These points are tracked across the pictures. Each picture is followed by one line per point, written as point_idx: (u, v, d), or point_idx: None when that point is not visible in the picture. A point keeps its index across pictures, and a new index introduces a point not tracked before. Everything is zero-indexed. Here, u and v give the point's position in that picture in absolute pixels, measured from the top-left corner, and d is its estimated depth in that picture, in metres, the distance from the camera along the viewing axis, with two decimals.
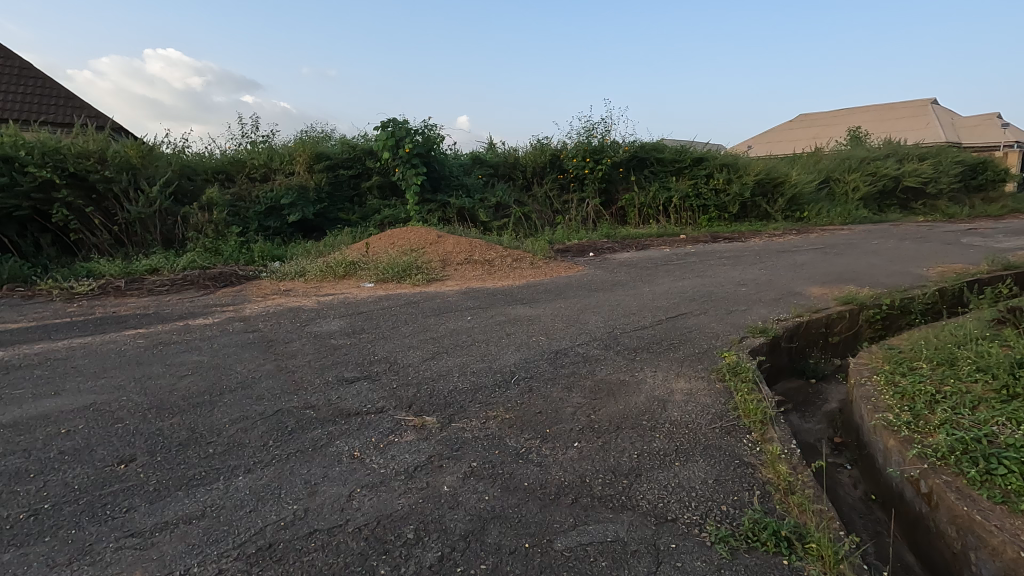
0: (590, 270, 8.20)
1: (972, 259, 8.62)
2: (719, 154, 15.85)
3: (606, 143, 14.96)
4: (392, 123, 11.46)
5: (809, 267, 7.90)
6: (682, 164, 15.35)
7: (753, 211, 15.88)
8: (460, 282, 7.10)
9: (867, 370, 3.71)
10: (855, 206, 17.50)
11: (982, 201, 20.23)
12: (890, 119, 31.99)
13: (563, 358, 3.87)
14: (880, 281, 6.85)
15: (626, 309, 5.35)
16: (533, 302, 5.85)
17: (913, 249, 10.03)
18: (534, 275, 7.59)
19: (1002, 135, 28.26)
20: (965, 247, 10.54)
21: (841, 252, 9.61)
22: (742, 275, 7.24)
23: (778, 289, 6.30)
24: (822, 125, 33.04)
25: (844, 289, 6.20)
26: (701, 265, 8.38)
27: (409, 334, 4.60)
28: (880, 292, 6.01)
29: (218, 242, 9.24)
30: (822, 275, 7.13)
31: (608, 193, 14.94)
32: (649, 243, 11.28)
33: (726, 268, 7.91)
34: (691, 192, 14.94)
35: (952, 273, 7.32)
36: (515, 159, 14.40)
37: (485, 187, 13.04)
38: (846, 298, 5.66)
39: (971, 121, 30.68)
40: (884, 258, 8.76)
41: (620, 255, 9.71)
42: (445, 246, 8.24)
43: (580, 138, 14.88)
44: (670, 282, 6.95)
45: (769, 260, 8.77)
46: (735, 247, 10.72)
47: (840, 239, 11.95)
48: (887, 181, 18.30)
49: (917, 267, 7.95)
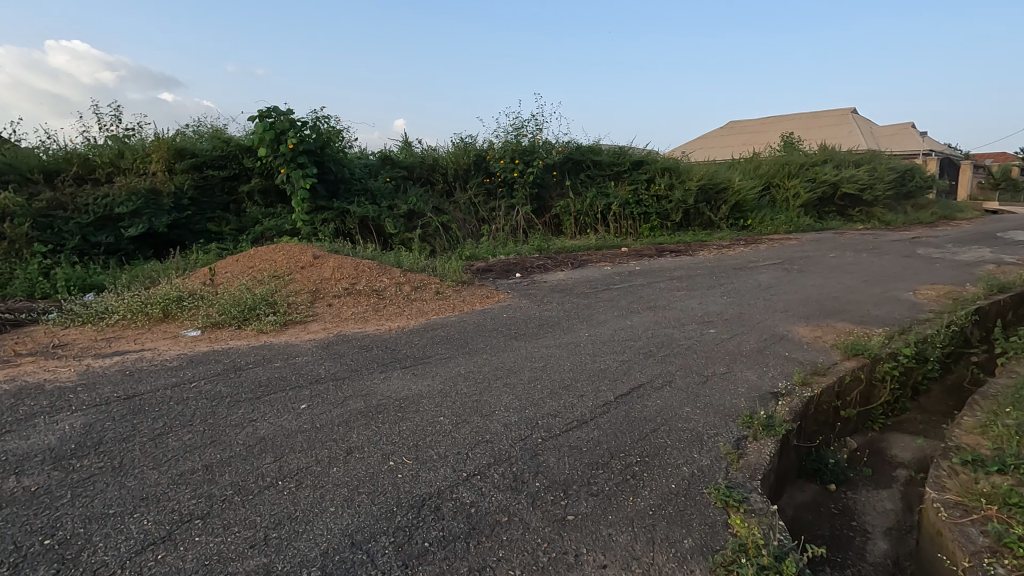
0: (514, 299, 6.42)
1: (949, 278, 7.53)
2: (659, 157, 14.60)
3: (537, 143, 13.34)
4: (273, 112, 9.25)
5: (780, 293, 6.44)
6: (620, 168, 13.99)
7: (696, 219, 14.70)
8: (330, 325, 5.10)
9: (974, 530, 2.07)
10: (796, 214, 16.77)
11: (912, 208, 20.22)
12: (818, 126, 32.44)
13: (425, 530, 1.99)
14: (873, 313, 5.44)
15: (554, 379, 3.55)
16: (422, 363, 3.97)
17: (878, 264, 8.93)
18: (438, 310, 5.72)
19: (920, 144, 29.08)
20: (928, 260, 9.58)
21: (806, 269, 8.34)
22: (705, 308, 5.64)
23: (757, 331, 4.72)
24: (753, 130, 33.14)
25: (841, 330, 4.71)
26: (651, 290, 6.79)
27: (170, 457, 2.57)
28: (888, 334, 4.55)
29: (12, 267, 6.80)
30: (802, 307, 5.67)
31: (542, 199, 13.28)
32: (587, 258, 9.70)
33: (683, 296, 6.33)
34: (630, 199, 13.57)
35: (945, 300, 6.06)
36: (434, 160, 12.49)
37: (396, 193, 11.04)
38: (854, 347, 4.14)
39: (891, 130, 31.57)
40: (856, 277, 7.50)
41: (552, 275, 8.02)
42: (323, 271, 6.20)
43: (509, 137, 13.17)
44: (615, 320, 5.25)
45: (729, 281, 7.31)
46: (685, 263, 9.28)
47: (793, 251, 10.84)
48: (826, 188, 17.73)
49: (899, 289, 6.67)
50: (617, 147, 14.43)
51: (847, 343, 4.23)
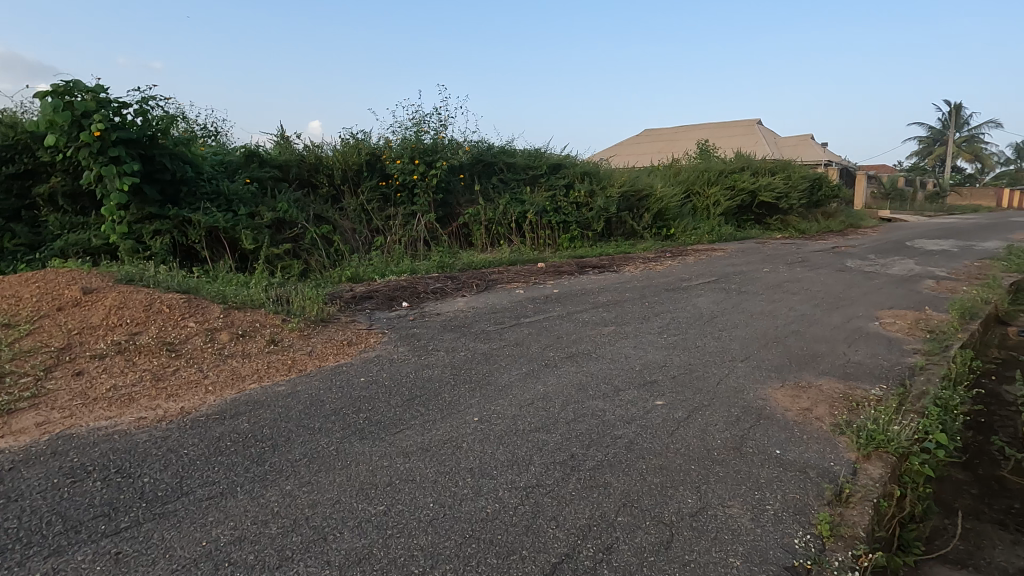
0: (388, 345, 4.66)
1: (901, 300, 6.62)
2: (578, 160, 13.35)
3: (441, 141, 11.56)
4: (74, 86, 6.88)
5: (731, 329, 5.11)
6: (536, 172, 12.58)
7: (619, 228, 13.59)
8: (57, 414, 3.11)
9: None
10: (717, 223, 16.23)
11: (822, 216, 20.49)
12: (728, 134, 33.10)
13: None
14: (852, 359, 4.20)
15: (394, 562, 1.87)
16: (158, 517, 2.13)
17: (818, 281, 8.01)
18: (263, 373, 3.85)
19: (821, 156, 30.31)
20: (865, 275, 8.84)
21: (746, 291, 7.19)
22: (644, 360, 4.16)
23: (723, 403, 3.25)
24: (668, 138, 33.31)
25: (833, 397, 3.36)
26: (574, 326, 5.29)
27: None
28: (898, 402, 3.24)
29: None
30: (765, 353, 4.32)
31: (448, 205, 11.57)
32: (496, 277, 8.13)
33: (612, 338, 4.85)
34: (548, 206, 12.20)
35: (921, 335, 4.99)
36: (316, 157, 10.42)
37: (261, 197, 8.90)
38: (872, 435, 2.75)
39: (794, 141, 32.79)
40: (805, 301, 6.40)
41: (449, 303, 6.33)
42: (91, 313, 4.14)
43: (408, 133, 11.34)
44: (523, 385, 3.62)
45: (666, 310, 5.98)
46: (611, 282, 7.95)
47: (724, 265, 9.87)
48: (744, 196, 17.35)
49: (861, 318, 5.60)
50: (533, 149, 13.04)
51: (859, 427, 2.85)
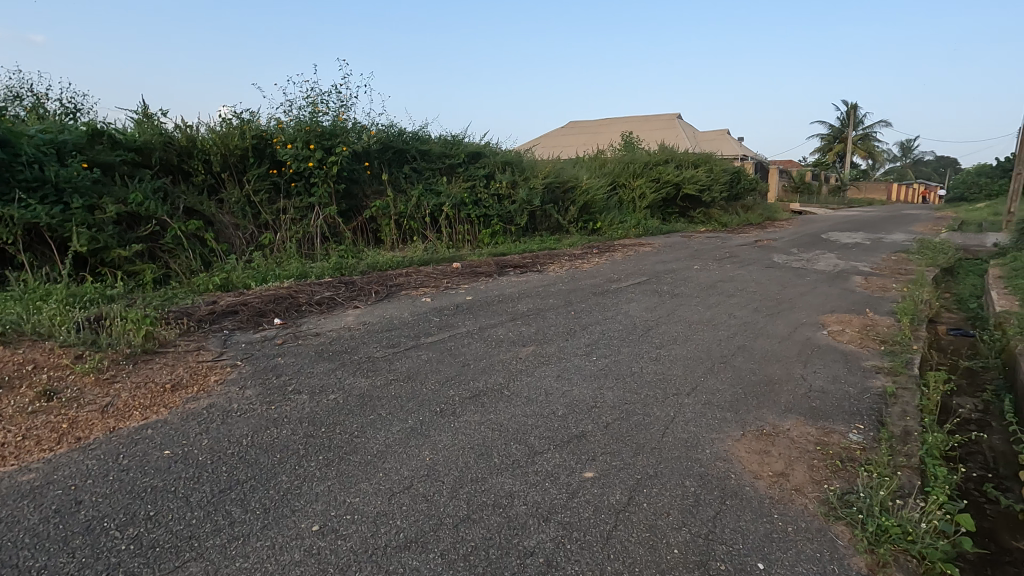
0: (232, 386, 3.46)
1: (838, 302, 6.18)
2: (500, 148, 12.37)
3: (342, 124, 10.12)
4: None
5: (670, 347, 4.31)
6: (452, 161, 11.47)
7: (544, 222, 12.78)
8: None
9: None
10: (643, 216, 15.87)
11: (741, 209, 20.82)
12: (651, 127, 33.34)
13: None
14: (813, 385, 3.51)
15: None
16: None
17: (751, 280, 7.53)
18: (9, 452, 2.55)
19: (738, 150, 31.18)
20: (795, 272, 8.51)
21: (679, 294, 6.52)
22: (569, 399, 3.24)
23: (674, 472, 2.38)
24: (593, 129, 33.07)
25: (810, 452, 2.58)
26: (486, 348, 4.30)
27: None
28: (890, 457, 2.52)
29: None
30: (715, 381, 3.53)
31: (353, 197, 10.23)
32: (401, 281, 7.02)
33: (530, 364, 3.91)
34: (466, 199, 11.16)
35: (875, 347, 4.44)
36: (188, 139, 8.74)
37: (108, 185, 7.19)
38: (881, 526, 1.97)
39: (713, 135, 33.56)
40: (744, 307, 5.77)
41: (337, 317, 5.17)
42: None
43: (303, 113, 9.82)
44: (403, 452, 2.58)
45: (595, 321, 5.13)
46: (534, 285, 7.05)
47: (653, 262, 9.28)
48: (669, 188, 17.09)
49: (807, 326, 5.02)
50: (449, 135, 11.90)
51: (861, 511, 2.07)
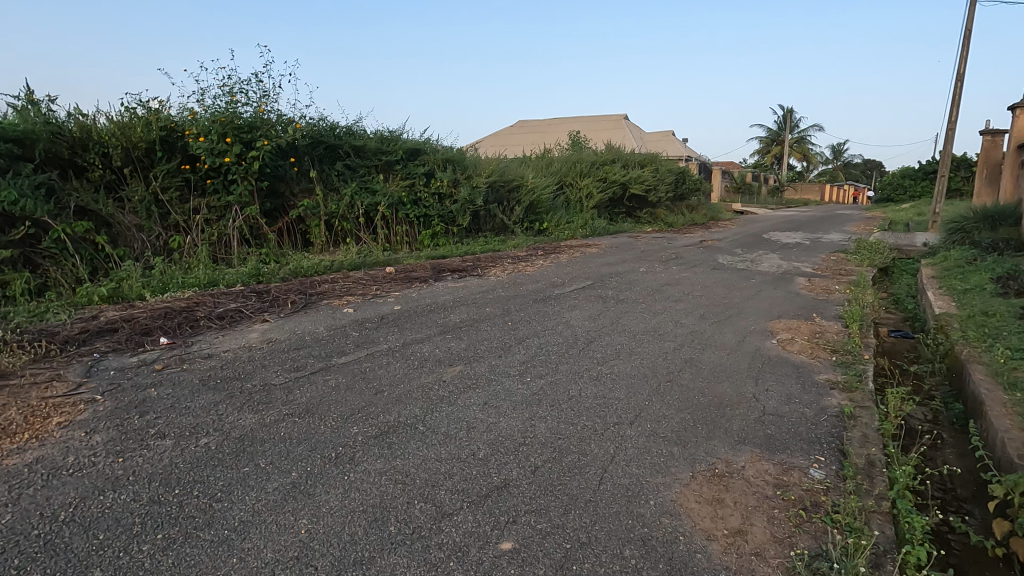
0: (76, 431, 2.77)
1: (785, 306, 5.98)
2: (441, 145, 11.78)
3: (264, 116, 9.10)
4: None
5: (612, 364, 3.90)
6: (389, 157, 10.79)
7: (488, 222, 12.30)
8: None
9: None
10: (590, 216, 15.66)
11: (687, 209, 21.02)
12: (599, 127, 33.46)
13: None
14: (768, 406, 3.15)
15: None
16: None
17: (698, 283, 7.29)
18: None
19: (682, 152, 31.73)
20: (740, 274, 8.37)
21: (624, 300, 6.17)
22: (493, 435, 2.75)
23: (612, 540, 1.93)
24: (542, 129, 32.89)
25: (770, 500, 2.19)
26: (406, 370, 3.76)
27: None
28: (860, 503, 2.16)
29: None
30: (660, 406, 3.12)
31: (278, 195, 9.41)
32: (324, 289, 6.36)
33: (455, 389, 3.40)
34: (403, 198, 10.55)
35: (827, 357, 4.17)
36: (81, 130, 7.69)
37: None
38: None
39: (658, 136, 34.04)
40: (691, 314, 5.46)
41: (239, 334, 4.49)
42: None
43: (217, 102, 8.79)
44: (272, 523, 2.02)
45: (533, 334, 4.67)
46: (472, 292, 6.55)
47: (599, 264, 8.95)
48: (615, 188, 16.96)
49: (756, 335, 4.74)
50: (386, 130, 11.21)
51: None
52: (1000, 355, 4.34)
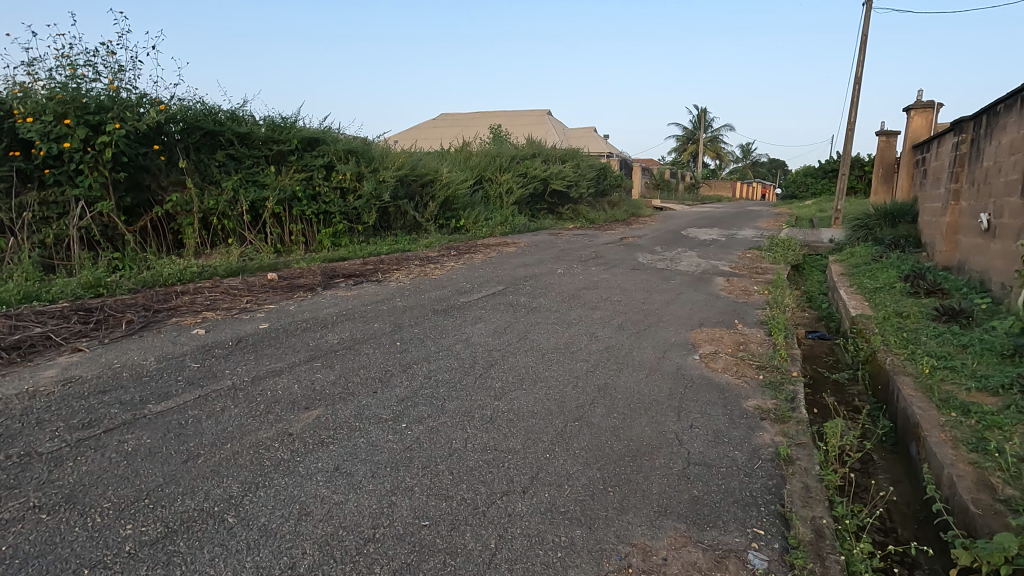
0: None
1: (706, 311, 5.57)
2: (343, 135, 10.66)
3: (118, 95, 7.57)
4: None
5: (512, 398, 3.20)
6: (281, 147, 9.56)
7: (399, 220, 11.37)
8: None
9: None
10: (509, 213, 15.06)
11: (608, 205, 20.95)
12: (522, 122, 32.99)
13: None
14: (692, 454, 2.58)
15: None
16: None
17: (616, 287, 6.81)
18: None
19: (604, 148, 31.92)
20: (659, 274, 8.02)
21: (536, 309, 5.52)
22: (333, 527, 1.97)
23: None
24: (463, 122, 31.96)
25: None
26: (244, 418, 2.87)
27: None
28: None
29: None
30: (563, 462, 2.45)
31: (140, 189, 8.00)
32: (179, 303, 5.25)
33: (302, 448, 2.57)
34: (298, 194, 9.41)
35: (752, 376, 3.71)
36: None
37: None
38: None
39: (580, 132, 34.08)
40: (608, 324, 4.90)
41: (27, 373, 3.39)
42: None
43: (54, 76, 7.15)
44: None
45: (423, 357, 3.90)
46: (364, 302, 5.66)
47: (514, 266, 8.30)
48: (536, 184, 16.44)
49: (677, 349, 4.23)
50: (277, 116, 9.91)
51: None
52: (924, 365, 4.07)
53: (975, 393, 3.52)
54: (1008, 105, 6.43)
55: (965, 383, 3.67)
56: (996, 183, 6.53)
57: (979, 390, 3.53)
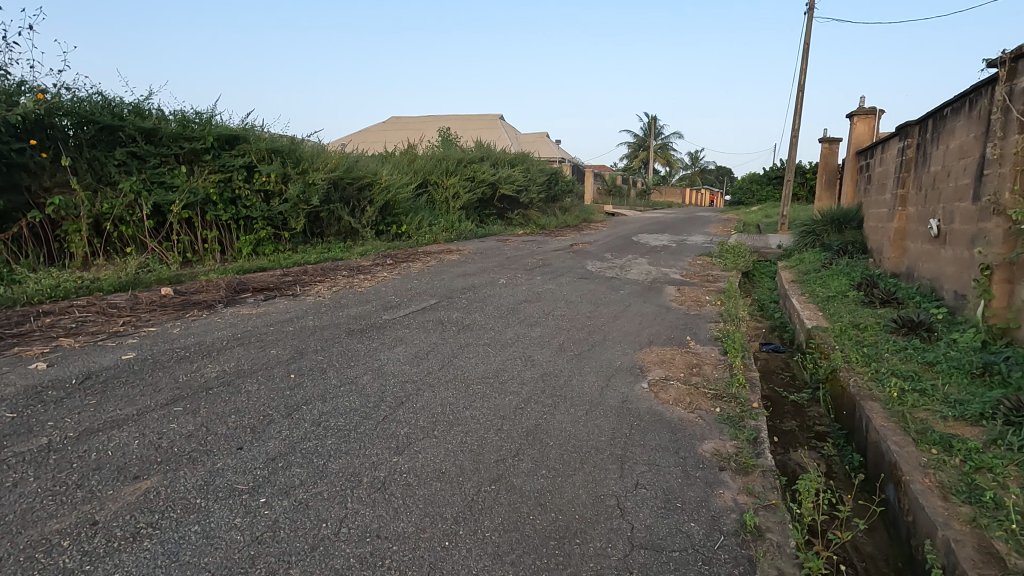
0: None
1: (655, 326, 5.09)
2: (267, 133, 9.73)
3: None
4: None
5: (418, 451, 2.55)
6: (194, 144, 8.53)
7: (332, 226, 10.53)
8: None
9: None
10: (455, 219, 14.39)
11: (560, 210, 20.59)
12: (473, 126, 32.37)
13: None
14: (636, 531, 1.99)
15: None
16: None
17: (561, 299, 6.27)
18: None
19: (556, 154, 31.68)
20: (608, 283, 7.54)
21: (469, 328, 4.88)
22: None
23: None
24: (413, 126, 31.05)
25: None
26: (42, 498, 2.11)
27: None
28: None
29: None
30: (465, 555, 1.83)
31: (17, 191, 6.87)
32: (33, 328, 4.33)
33: (105, 548, 1.84)
34: (212, 197, 8.45)
35: (706, 408, 3.18)
36: None
37: None
38: None
39: (533, 137, 33.75)
40: (547, 346, 4.31)
41: None
42: None
43: None
44: None
45: (318, 394, 3.19)
46: (270, 321, 4.88)
47: (453, 276, 7.65)
48: (484, 189, 15.82)
49: (622, 375, 3.68)
50: (191, 111, 8.89)
51: None
52: (890, 388, 3.67)
53: (951, 422, 3.12)
54: (957, 108, 6.26)
55: (938, 410, 3.27)
56: (945, 188, 6.36)
57: (954, 418, 3.14)
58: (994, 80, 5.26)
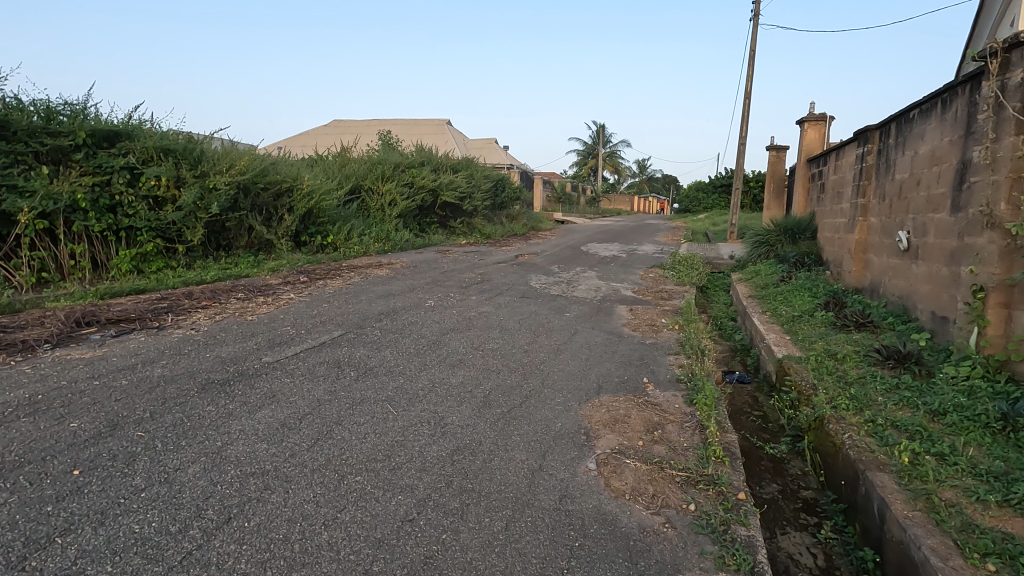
0: None
1: (605, 363, 4.18)
2: (158, 129, 8.33)
3: None
4: None
5: None
6: (59, 141, 7.00)
7: (240, 237, 9.20)
8: None
9: None
10: (390, 228, 13.20)
11: (507, 218, 19.69)
12: (418, 130, 31.14)
13: None
14: None
15: None
16: None
17: (496, 326, 5.28)
18: None
19: (504, 160, 30.84)
20: (551, 303, 6.62)
21: (372, 373, 3.81)
22: None
23: None
24: (354, 129, 29.51)
25: None
26: None
27: None
28: None
29: None
30: None
31: None
32: None
33: None
34: (80, 203, 7.00)
35: (676, 504, 2.26)
36: None
37: None
38: None
39: (481, 143, 32.83)
40: (467, 400, 3.31)
41: None
42: None
43: None
44: None
45: (96, 512, 2.07)
46: (100, 370, 3.65)
47: (372, 297, 6.54)
48: (423, 195, 14.72)
49: (562, 447, 2.73)
50: (58, 101, 7.37)
51: None
52: (900, 452, 2.88)
53: (994, 512, 2.33)
54: (926, 111, 5.71)
55: (970, 490, 2.50)
56: (913, 199, 5.81)
57: (997, 505, 2.36)
58: (977, 77, 4.67)
